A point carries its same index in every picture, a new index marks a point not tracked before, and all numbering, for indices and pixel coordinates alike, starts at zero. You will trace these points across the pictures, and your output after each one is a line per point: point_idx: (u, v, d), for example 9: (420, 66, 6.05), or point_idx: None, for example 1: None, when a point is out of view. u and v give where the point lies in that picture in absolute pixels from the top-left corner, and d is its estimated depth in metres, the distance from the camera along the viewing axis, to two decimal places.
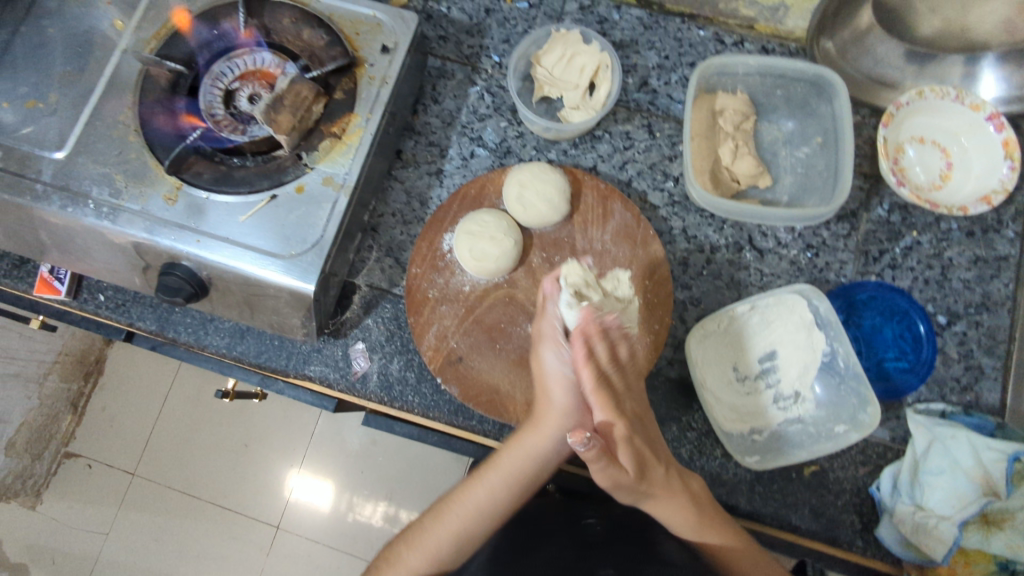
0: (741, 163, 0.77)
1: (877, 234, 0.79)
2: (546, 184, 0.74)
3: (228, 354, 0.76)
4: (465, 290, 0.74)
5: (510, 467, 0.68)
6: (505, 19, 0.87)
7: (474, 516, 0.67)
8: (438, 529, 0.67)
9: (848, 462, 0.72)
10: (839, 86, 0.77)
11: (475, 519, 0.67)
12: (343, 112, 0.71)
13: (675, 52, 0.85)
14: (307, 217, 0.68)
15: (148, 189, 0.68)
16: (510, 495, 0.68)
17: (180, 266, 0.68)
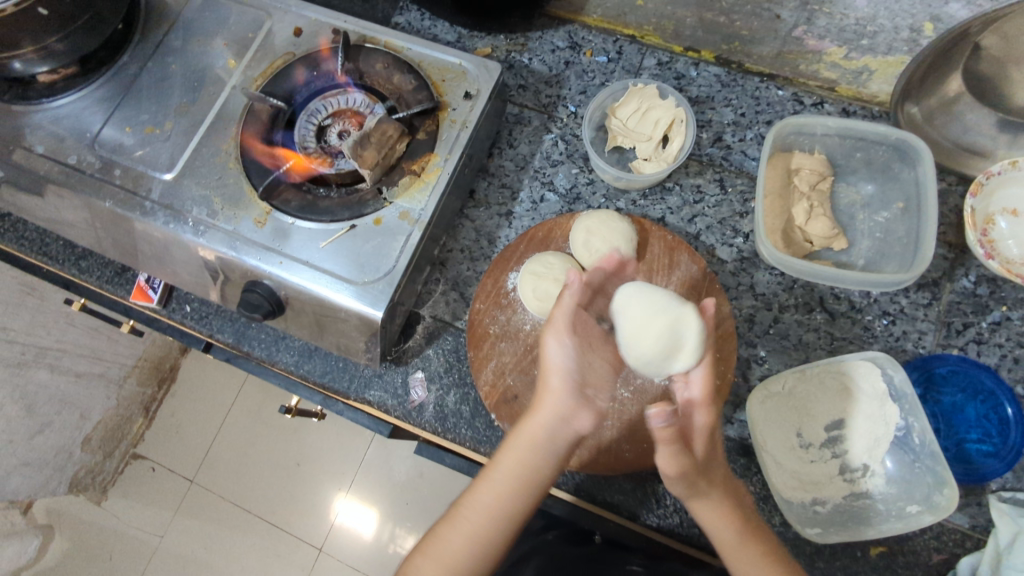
0: (815, 224, 0.76)
1: (961, 306, 0.75)
2: (613, 232, 0.74)
3: (295, 371, 0.80)
4: (526, 328, 0.75)
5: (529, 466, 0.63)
6: (584, 71, 0.90)
7: (488, 518, 0.63)
8: (451, 532, 0.64)
9: (921, 547, 0.67)
10: (922, 153, 0.74)
11: (492, 516, 0.63)
12: (424, 152, 0.75)
13: (752, 110, 0.86)
14: (381, 247, 0.71)
15: (241, 212, 0.74)
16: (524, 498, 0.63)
17: (262, 286, 0.72)
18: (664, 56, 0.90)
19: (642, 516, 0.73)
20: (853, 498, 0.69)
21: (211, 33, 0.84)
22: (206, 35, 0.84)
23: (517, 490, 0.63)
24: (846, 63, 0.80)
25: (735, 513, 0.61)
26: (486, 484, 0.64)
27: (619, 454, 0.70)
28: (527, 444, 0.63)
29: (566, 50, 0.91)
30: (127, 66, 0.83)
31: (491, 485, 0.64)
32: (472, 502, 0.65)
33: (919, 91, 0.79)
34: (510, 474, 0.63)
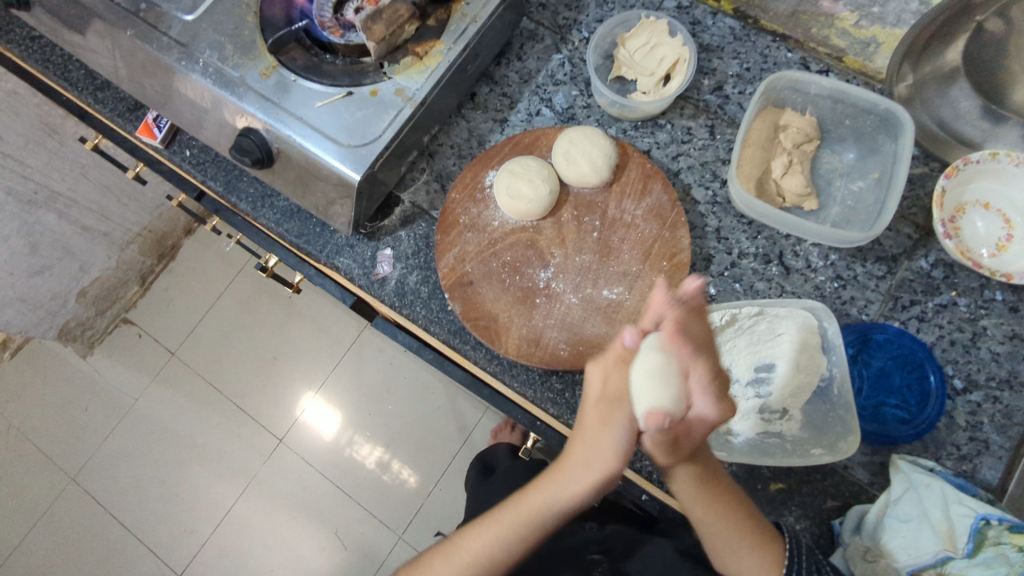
0: (791, 180, 0.78)
1: (913, 284, 0.78)
2: (594, 148, 0.77)
3: (275, 229, 0.85)
4: (493, 225, 0.78)
5: (531, 508, 0.70)
6: (604, 1, 0.92)
7: (484, 562, 0.70)
8: (445, 565, 0.71)
9: (819, 492, 0.71)
10: (906, 123, 0.76)
11: (495, 556, 0.70)
12: (430, 38, 0.78)
13: (758, 66, 0.87)
14: (372, 117, 0.75)
15: (250, 62, 0.78)
16: (520, 542, 0.69)
17: (255, 133, 0.76)
18: (685, 0, 0.91)
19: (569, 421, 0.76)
20: (763, 435, 0.72)
21: None
22: None
23: (519, 540, 0.69)
24: (855, 32, 0.86)
25: (710, 481, 0.67)
26: (485, 530, 0.71)
27: (556, 352, 0.74)
28: (547, 484, 0.69)
29: None
30: None
31: (489, 530, 0.70)
32: (471, 540, 0.71)
33: (918, 62, 0.81)
34: (507, 523, 0.70)
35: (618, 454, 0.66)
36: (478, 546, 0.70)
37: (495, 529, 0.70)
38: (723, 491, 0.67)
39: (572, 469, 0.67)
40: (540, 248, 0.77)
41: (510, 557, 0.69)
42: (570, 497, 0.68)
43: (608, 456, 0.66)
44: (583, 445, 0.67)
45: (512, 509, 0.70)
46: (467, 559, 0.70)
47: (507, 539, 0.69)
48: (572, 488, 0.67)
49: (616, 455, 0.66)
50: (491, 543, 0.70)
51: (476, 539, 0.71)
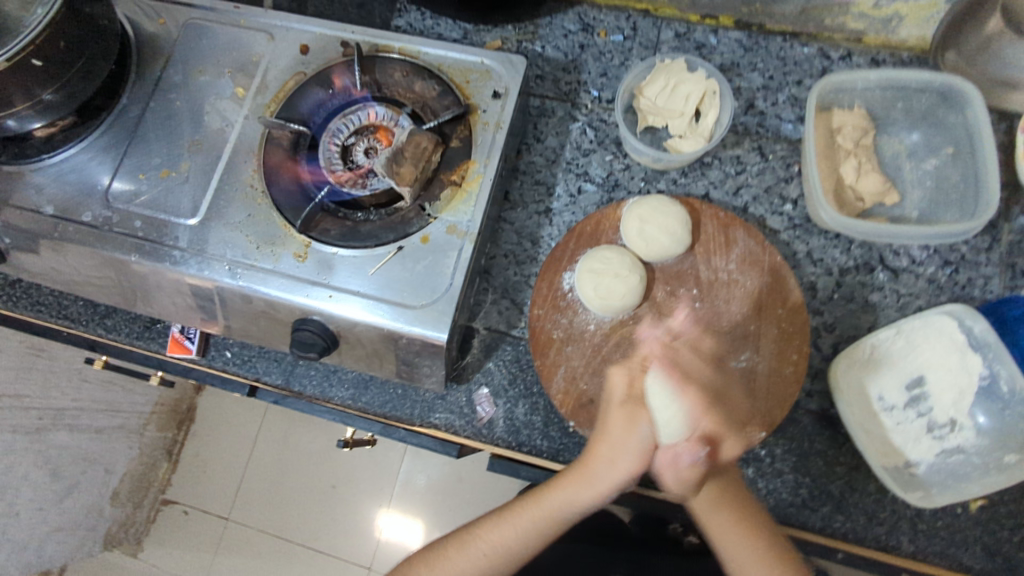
0: (866, 181, 0.75)
1: (1022, 245, 0.74)
2: (667, 218, 0.72)
3: (353, 405, 0.77)
4: (590, 329, 0.72)
5: (556, 506, 0.67)
6: (601, 53, 0.88)
7: (504, 554, 0.68)
8: (458, 555, 0.68)
9: (1021, 494, 0.67)
10: (974, 97, 0.72)
11: (511, 546, 0.68)
12: (460, 160, 0.72)
13: (780, 71, 0.84)
14: (434, 266, 0.68)
15: (279, 248, 0.70)
16: (542, 537, 0.68)
17: (312, 322, 0.69)
18: (681, 27, 0.88)
19: None
20: (945, 455, 0.68)
21: (211, 61, 0.79)
22: (207, 66, 0.79)
23: (544, 531, 0.68)
24: (875, 11, 0.78)
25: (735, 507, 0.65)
26: (508, 522, 0.68)
27: None
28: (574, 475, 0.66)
29: (578, 33, 0.90)
30: (129, 109, 0.78)
31: (512, 522, 0.68)
32: (492, 528, 0.69)
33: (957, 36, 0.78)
34: (533, 515, 0.68)
35: (642, 448, 0.65)
36: (501, 537, 0.68)
37: (521, 522, 0.68)
38: (762, 524, 0.65)
39: (598, 471, 0.65)
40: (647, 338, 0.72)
41: (529, 552, 0.68)
42: (592, 497, 0.65)
43: (634, 444, 0.65)
44: (627, 439, 0.65)
45: (544, 500, 0.67)
46: (496, 548, 0.68)
47: (532, 531, 0.67)
48: (594, 498, 0.65)
49: (638, 452, 0.65)
50: (515, 533, 0.68)
51: (499, 532, 0.68)
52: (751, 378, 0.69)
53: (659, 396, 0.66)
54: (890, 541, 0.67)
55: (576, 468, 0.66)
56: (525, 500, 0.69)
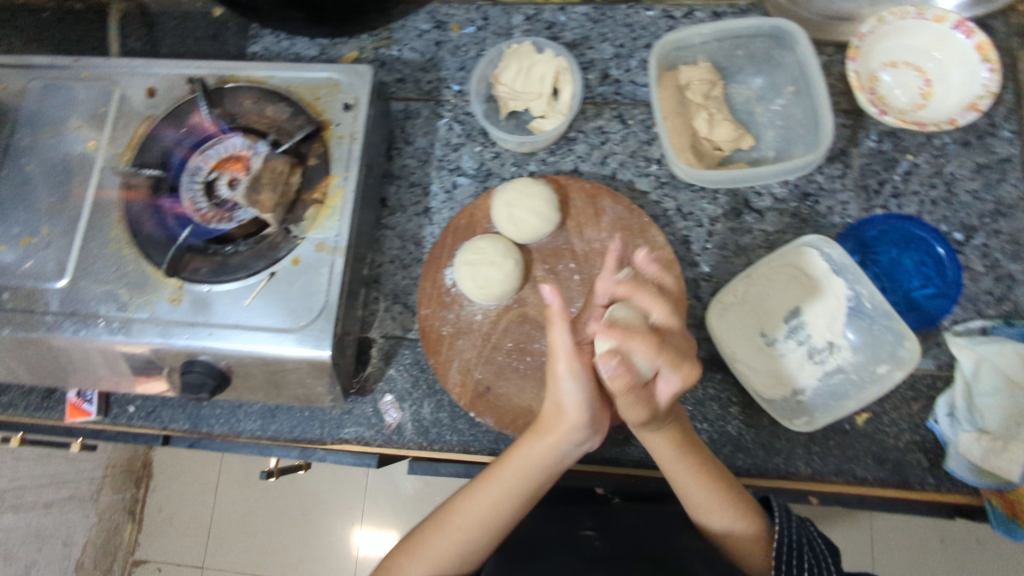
0: (719, 131, 0.77)
1: (872, 166, 0.78)
2: (532, 199, 0.74)
3: (263, 436, 0.77)
4: (477, 319, 0.73)
5: (522, 469, 0.64)
6: (457, 47, 0.89)
7: (481, 530, 0.64)
8: (436, 536, 0.65)
9: (900, 402, 0.70)
10: (800, 35, 0.76)
11: (493, 520, 0.64)
12: (321, 176, 0.73)
13: (629, 39, 0.86)
14: (309, 285, 0.68)
15: (152, 295, 0.70)
16: (522, 503, 0.65)
17: (199, 362, 0.68)
18: (530, 10, 0.89)
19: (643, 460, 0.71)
20: (827, 377, 0.71)
21: (60, 119, 0.78)
22: (54, 124, 0.78)
23: (525, 498, 0.65)
24: None
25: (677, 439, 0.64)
26: (480, 496, 0.65)
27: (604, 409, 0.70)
28: (540, 441, 0.64)
29: (432, 31, 0.90)
30: None
31: (487, 492, 0.65)
32: (466, 503, 0.65)
33: None
34: (504, 484, 0.64)
35: (579, 402, 0.63)
36: (478, 510, 0.64)
37: (496, 496, 0.64)
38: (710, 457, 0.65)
39: (561, 425, 0.64)
40: (533, 318, 0.73)
41: (509, 519, 0.65)
42: (552, 455, 0.64)
43: (570, 406, 0.63)
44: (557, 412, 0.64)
45: (512, 465, 0.64)
46: (474, 521, 0.64)
47: (508, 501, 0.64)
48: (551, 450, 0.64)
49: (575, 404, 0.63)
50: (493, 507, 0.64)
51: (472, 505, 0.65)
52: None
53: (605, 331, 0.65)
54: (789, 468, 0.69)
55: (528, 434, 0.66)
56: (500, 465, 0.65)
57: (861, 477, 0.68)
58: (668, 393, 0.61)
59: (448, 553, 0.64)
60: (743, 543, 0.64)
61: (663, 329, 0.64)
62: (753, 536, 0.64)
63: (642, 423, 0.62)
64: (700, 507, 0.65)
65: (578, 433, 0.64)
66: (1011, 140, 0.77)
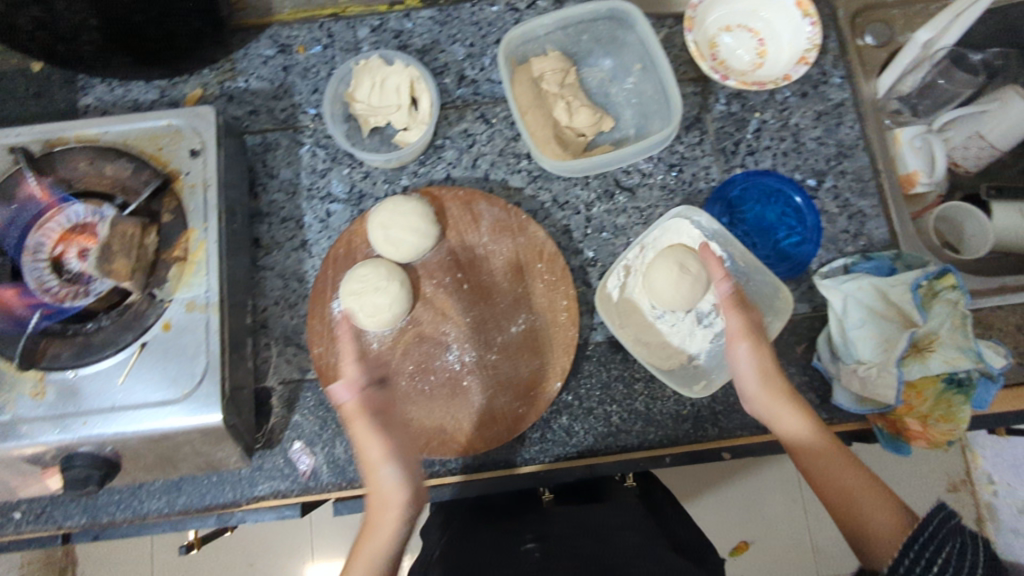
0: (579, 117, 0.79)
1: (726, 129, 0.81)
2: (407, 216, 0.72)
3: (172, 512, 0.73)
4: (374, 347, 0.72)
5: (385, 533, 0.64)
6: (306, 69, 0.86)
7: None
8: None
9: (785, 347, 0.74)
10: (637, 15, 0.76)
11: (385, 557, 0.63)
12: (178, 232, 0.68)
13: (478, 37, 0.86)
14: (185, 350, 0.64)
15: (10, 393, 0.63)
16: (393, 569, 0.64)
17: (80, 455, 0.64)
18: (374, 20, 0.87)
19: (563, 452, 0.73)
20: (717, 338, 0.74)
21: None
22: None
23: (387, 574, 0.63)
24: None
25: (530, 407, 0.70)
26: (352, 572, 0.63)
27: (514, 413, 0.70)
28: (382, 499, 0.64)
29: (276, 56, 0.86)
30: None
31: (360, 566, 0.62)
32: None
33: None
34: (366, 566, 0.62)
35: (399, 487, 0.65)
36: None
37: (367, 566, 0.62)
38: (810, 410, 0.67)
39: (386, 515, 0.64)
40: (430, 335, 0.72)
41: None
42: (389, 533, 0.64)
43: (393, 491, 0.65)
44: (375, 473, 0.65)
45: (365, 550, 0.63)
46: (372, 561, 0.63)
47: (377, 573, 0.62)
48: (394, 515, 0.64)
49: (395, 488, 0.65)
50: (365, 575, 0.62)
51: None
52: (534, 338, 0.72)
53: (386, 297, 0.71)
54: (697, 432, 0.73)
55: (371, 515, 0.65)
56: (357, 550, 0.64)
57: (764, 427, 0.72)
58: (378, 445, 0.65)
59: None
60: (874, 502, 0.59)
61: (391, 389, 0.70)
62: (878, 509, 0.59)
63: (387, 454, 0.66)
64: (840, 481, 0.62)
65: (396, 499, 0.64)
66: (842, 85, 0.82)
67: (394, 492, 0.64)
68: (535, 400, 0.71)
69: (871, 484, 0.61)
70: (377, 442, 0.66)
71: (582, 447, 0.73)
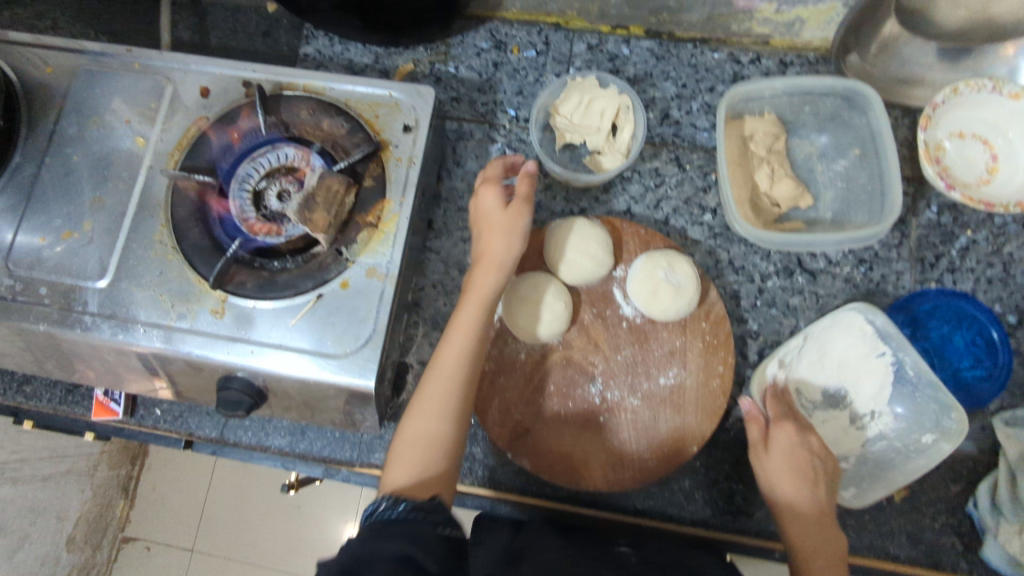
0: (780, 188, 0.76)
1: (930, 238, 0.77)
2: (588, 242, 0.73)
3: (291, 452, 0.76)
4: (521, 358, 0.72)
5: (463, 343, 0.63)
6: (515, 70, 0.87)
7: (445, 421, 0.61)
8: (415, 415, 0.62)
9: (939, 482, 0.70)
10: (873, 99, 0.74)
11: (441, 429, 0.61)
12: (375, 200, 0.70)
13: (692, 79, 0.85)
14: (357, 312, 0.67)
15: (195, 305, 0.68)
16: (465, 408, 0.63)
17: (237, 379, 0.67)
18: (593, 39, 0.87)
19: (675, 514, 0.71)
20: (869, 444, 0.71)
21: (106, 110, 0.75)
22: (101, 114, 0.75)
23: (457, 421, 0.62)
24: (777, 16, 0.80)
25: (662, 463, 0.68)
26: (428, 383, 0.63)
27: (643, 464, 0.68)
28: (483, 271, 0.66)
29: (491, 50, 0.88)
30: (23, 168, 0.73)
31: (435, 411, 0.61)
32: (408, 423, 0.62)
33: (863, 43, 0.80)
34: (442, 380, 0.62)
35: (514, 252, 0.66)
36: (418, 429, 0.61)
37: (436, 395, 0.62)
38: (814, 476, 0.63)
39: (488, 278, 0.65)
40: (578, 362, 0.72)
41: (455, 430, 0.62)
42: (479, 317, 0.64)
43: (503, 251, 0.66)
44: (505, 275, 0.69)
45: (433, 376, 0.63)
46: (428, 436, 0.61)
47: (450, 414, 0.62)
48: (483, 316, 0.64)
49: (508, 248, 0.66)
50: (437, 424, 0.61)
51: (412, 423, 0.62)
52: (680, 394, 0.70)
53: (540, 289, 0.72)
54: None
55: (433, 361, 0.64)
56: (428, 376, 0.63)
57: (894, 555, 0.68)
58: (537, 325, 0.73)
59: (422, 438, 0.61)
60: (824, 537, 0.61)
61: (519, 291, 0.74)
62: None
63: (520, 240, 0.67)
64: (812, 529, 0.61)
65: (505, 259, 0.66)
66: None
67: (511, 250, 0.66)
68: (664, 458, 0.68)
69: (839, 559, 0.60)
70: (468, 346, 0.63)
71: (695, 517, 0.70)
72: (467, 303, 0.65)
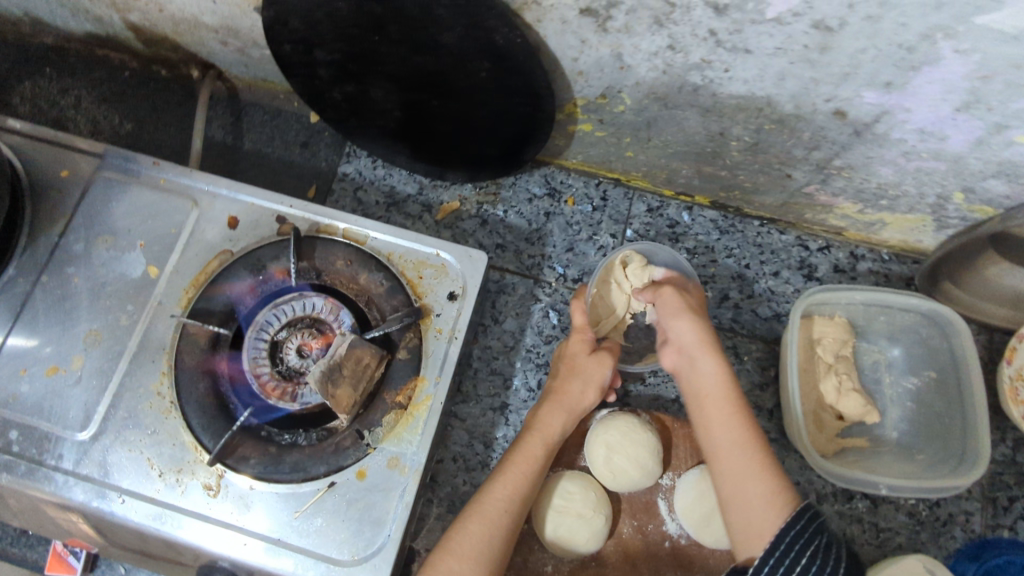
0: (848, 401, 0.69)
1: (1003, 476, 0.70)
2: (638, 446, 0.64)
3: None
4: (547, 570, 0.64)
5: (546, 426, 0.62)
6: (568, 223, 0.81)
7: (505, 512, 0.56)
8: (475, 512, 0.55)
9: None
10: (964, 334, 0.68)
11: (498, 532, 0.55)
12: (407, 375, 0.62)
13: (756, 260, 0.79)
14: (371, 511, 0.58)
15: (186, 477, 0.59)
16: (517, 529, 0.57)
17: (219, 570, 0.58)
18: (654, 201, 0.82)
19: None
20: None
21: (119, 227, 0.67)
22: (113, 232, 0.67)
23: (511, 517, 0.56)
24: (858, 216, 0.74)
25: None
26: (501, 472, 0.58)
27: None
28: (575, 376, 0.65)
29: (543, 198, 0.82)
30: (14, 283, 0.65)
31: (507, 476, 0.58)
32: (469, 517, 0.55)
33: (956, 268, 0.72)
34: (519, 461, 0.59)
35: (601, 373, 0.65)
36: (475, 523, 0.55)
37: (517, 473, 0.58)
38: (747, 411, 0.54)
39: (577, 381, 0.64)
40: None
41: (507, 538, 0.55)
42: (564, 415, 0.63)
43: (592, 359, 0.65)
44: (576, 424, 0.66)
45: (512, 462, 0.59)
46: (490, 530, 0.54)
47: (517, 492, 0.57)
48: (583, 389, 0.64)
49: (596, 375, 0.65)
50: (500, 499, 0.56)
51: (485, 505, 0.56)
52: None
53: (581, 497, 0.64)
54: None
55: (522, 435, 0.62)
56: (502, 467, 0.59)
57: None
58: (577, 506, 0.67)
59: (475, 541, 0.54)
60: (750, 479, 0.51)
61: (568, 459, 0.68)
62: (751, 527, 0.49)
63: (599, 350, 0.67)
64: (758, 510, 0.49)
65: (592, 375, 0.65)
66: None
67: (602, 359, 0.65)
68: None
69: (774, 497, 0.49)
70: (539, 450, 0.60)
71: None
72: (530, 440, 0.61)
